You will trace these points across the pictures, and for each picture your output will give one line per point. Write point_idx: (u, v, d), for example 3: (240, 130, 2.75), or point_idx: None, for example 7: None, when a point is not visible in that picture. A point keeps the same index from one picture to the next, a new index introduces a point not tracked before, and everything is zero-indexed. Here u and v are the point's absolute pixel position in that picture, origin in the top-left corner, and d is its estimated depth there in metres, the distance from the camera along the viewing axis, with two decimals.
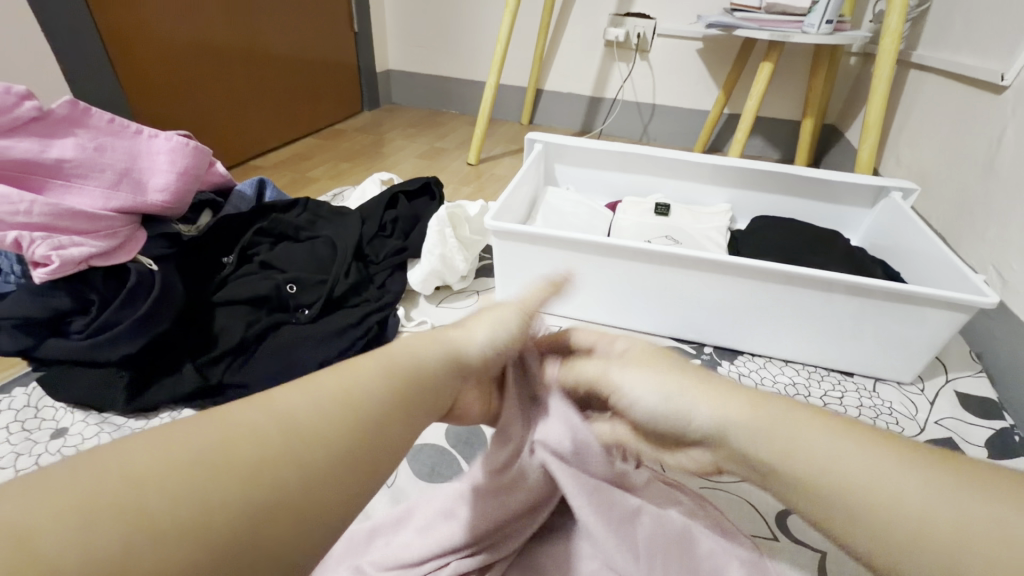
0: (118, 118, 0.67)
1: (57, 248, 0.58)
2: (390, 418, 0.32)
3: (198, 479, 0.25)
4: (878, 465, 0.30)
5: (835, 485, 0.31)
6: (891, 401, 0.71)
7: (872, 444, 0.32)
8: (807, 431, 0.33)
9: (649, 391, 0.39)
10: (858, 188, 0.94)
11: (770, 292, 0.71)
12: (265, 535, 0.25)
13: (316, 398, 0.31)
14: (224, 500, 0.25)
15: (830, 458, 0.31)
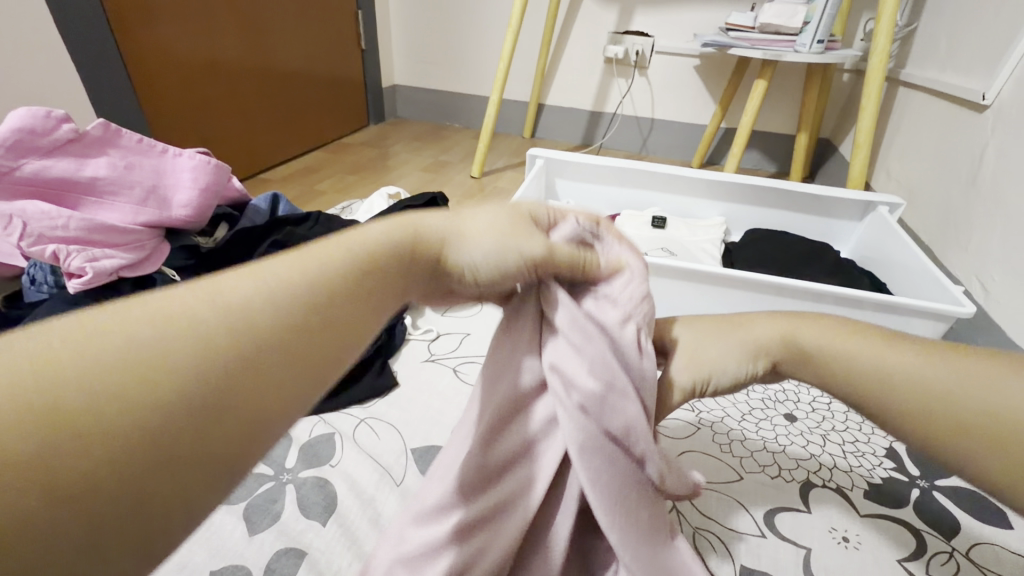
0: (146, 138, 0.71)
1: (91, 259, 0.62)
2: (351, 309, 0.29)
3: (124, 383, 0.21)
4: (908, 367, 0.41)
5: (925, 394, 0.39)
6: None
7: (898, 347, 0.42)
8: (884, 349, 0.42)
9: (727, 354, 0.45)
10: (847, 203, 0.98)
11: (762, 302, 0.74)
12: (220, 441, 0.22)
13: (260, 287, 0.26)
14: (161, 413, 0.21)
15: (933, 377, 0.39)
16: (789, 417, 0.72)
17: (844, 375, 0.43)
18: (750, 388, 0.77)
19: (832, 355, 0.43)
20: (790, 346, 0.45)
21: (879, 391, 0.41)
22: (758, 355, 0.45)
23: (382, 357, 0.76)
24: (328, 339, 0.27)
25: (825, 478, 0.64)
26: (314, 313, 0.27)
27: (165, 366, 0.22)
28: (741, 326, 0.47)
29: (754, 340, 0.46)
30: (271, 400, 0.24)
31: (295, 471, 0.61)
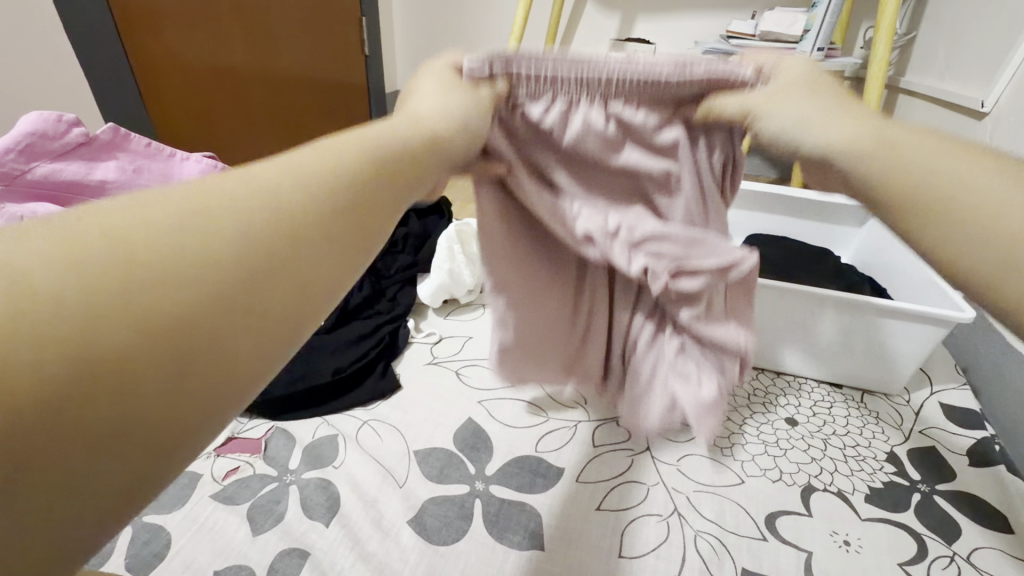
0: (155, 142, 0.65)
1: None
2: (354, 222, 0.26)
3: (134, 263, 0.19)
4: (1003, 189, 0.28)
5: (943, 197, 0.30)
6: (878, 411, 0.75)
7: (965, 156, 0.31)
8: (924, 146, 0.31)
9: (817, 123, 0.33)
10: (848, 208, 0.99)
11: (765, 307, 0.74)
12: (217, 344, 0.20)
13: (273, 181, 0.25)
14: (122, 340, 0.18)
15: (946, 175, 0.30)
16: (790, 421, 0.72)
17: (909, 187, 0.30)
18: (751, 392, 0.77)
19: (904, 156, 0.31)
20: (883, 144, 0.31)
21: (938, 206, 0.30)
22: (848, 139, 0.32)
23: (385, 359, 0.76)
24: (317, 269, 0.24)
25: (826, 481, 0.64)
26: (299, 237, 0.24)
27: (135, 279, 0.19)
28: (838, 108, 0.34)
29: (852, 129, 0.32)
30: (255, 334, 0.21)
31: (298, 472, 0.61)
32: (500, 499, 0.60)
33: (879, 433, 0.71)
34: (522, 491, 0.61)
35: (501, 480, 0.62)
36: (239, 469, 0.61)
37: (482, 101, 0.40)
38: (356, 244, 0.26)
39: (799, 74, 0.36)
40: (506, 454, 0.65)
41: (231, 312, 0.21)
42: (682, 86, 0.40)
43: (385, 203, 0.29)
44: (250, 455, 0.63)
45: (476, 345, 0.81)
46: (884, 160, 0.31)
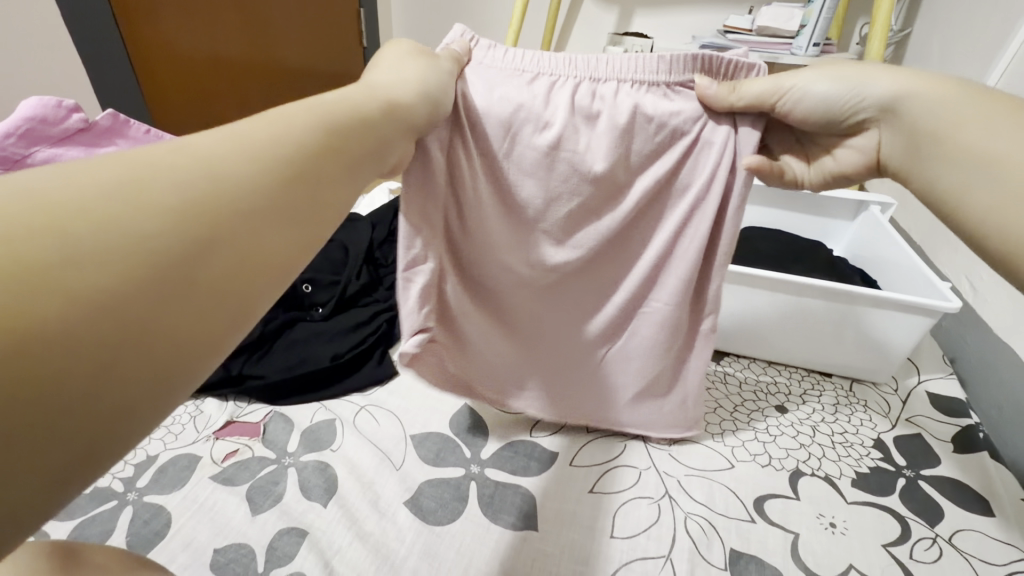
0: (154, 129, 0.61)
1: None
2: (312, 193, 0.28)
3: (115, 230, 0.20)
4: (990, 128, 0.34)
5: (974, 152, 0.34)
6: (866, 400, 0.76)
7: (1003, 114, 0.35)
8: (967, 108, 0.36)
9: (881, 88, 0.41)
10: (840, 202, 1.00)
11: (756, 296, 0.76)
12: (193, 307, 0.21)
13: (230, 147, 0.25)
14: (113, 296, 0.19)
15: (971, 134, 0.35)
16: (780, 408, 0.74)
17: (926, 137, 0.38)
18: (742, 380, 0.79)
19: (955, 120, 0.36)
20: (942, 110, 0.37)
21: (966, 155, 0.35)
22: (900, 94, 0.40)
23: (382, 346, 0.77)
24: (278, 240, 0.25)
25: (814, 466, 0.65)
26: (262, 206, 0.25)
27: (110, 253, 0.19)
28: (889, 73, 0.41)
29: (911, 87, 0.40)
30: (230, 299, 0.23)
31: (296, 454, 0.62)
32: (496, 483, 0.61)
33: (867, 421, 0.72)
34: (516, 474, 0.62)
35: (497, 464, 0.63)
36: (238, 452, 0.62)
37: (440, 68, 0.43)
38: (306, 221, 0.27)
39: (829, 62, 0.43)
40: (502, 440, 0.66)
41: (210, 278, 0.22)
42: (660, 72, 0.45)
43: (340, 172, 0.30)
44: (249, 438, 0.64)
45: None
46: (929, 135, 0.37)
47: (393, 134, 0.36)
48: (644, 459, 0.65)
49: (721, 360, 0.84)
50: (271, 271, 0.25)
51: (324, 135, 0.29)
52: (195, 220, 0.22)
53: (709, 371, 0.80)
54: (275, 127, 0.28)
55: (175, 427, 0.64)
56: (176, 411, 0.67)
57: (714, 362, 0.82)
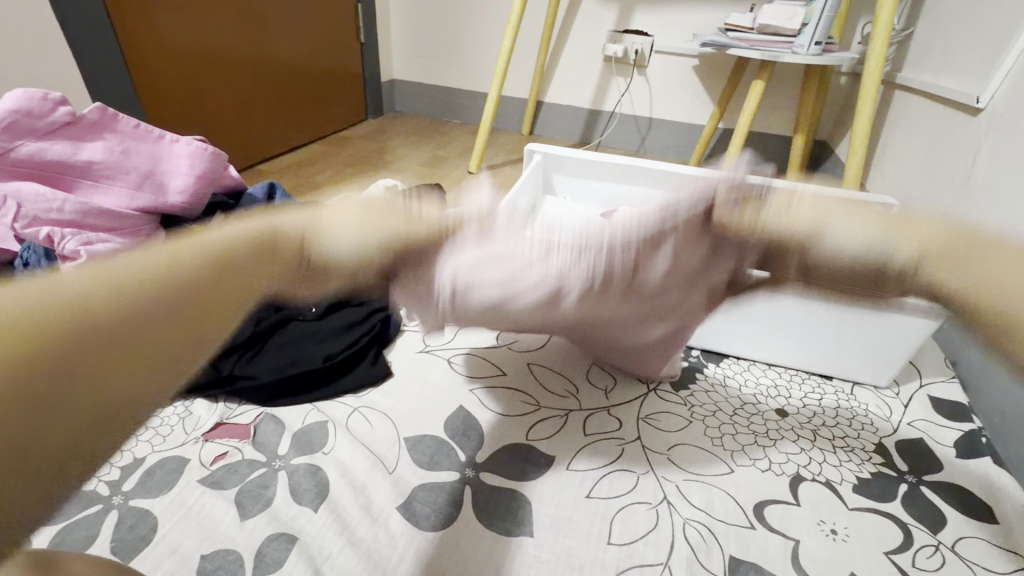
0: (143, 124, 0.70)
1: (85, 243, 0.60)
2: (228, 291, 0.35)
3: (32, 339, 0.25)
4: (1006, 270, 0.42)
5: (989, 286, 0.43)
6: (867, 403, 0.75)
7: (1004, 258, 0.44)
8: (953, 247, 0.47)
9: (837, 229, 0.55)
10: (842, 202, 0.99)
11: (755, 297, 0.75)
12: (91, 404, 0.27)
13: (164, 255, 0.32)
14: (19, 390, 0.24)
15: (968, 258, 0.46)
16: (780, 412, 0.73)
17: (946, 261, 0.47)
18: (742, 383, 0.77)
19: (965, 255, 0.46)
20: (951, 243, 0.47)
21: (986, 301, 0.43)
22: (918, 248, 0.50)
23: (376, 346, 0.76)
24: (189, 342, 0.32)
25: (814, 471, 0.64)
26: (179, 300, 0.31)
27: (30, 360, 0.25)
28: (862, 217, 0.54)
29: (873, 229, 0.53)
30: (130, 396, 0.29)
31: (287, 458, 0.61)
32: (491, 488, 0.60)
33: (868, 426, 0.71)
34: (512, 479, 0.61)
35: (493, 469, 0.62)
36: (228, 454, 0.61)
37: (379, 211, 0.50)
38: (216, 313, 0.34)
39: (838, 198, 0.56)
40: (498, 443, 0.65)
41: (112, 382, 0.28)
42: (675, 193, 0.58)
43: (258, 271, 0.37)
44: (239, 440, 0.62)
45: (469, 334, 0.82)
46: (956, 259, 0.47)
47: (323, 238, 0.44)
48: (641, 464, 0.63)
49: (720, 362, 0.82)
50: (173, 363, 0.31)
51: (249, 240, 0.38)
52: (106, 322, 0.28)
53: (708, 374, 0.79)
54: (208, 241, 0.35)
55: (163, 429, 0.63)
56: (164, 411, 0.65)
57: (713, 364, 0.81)
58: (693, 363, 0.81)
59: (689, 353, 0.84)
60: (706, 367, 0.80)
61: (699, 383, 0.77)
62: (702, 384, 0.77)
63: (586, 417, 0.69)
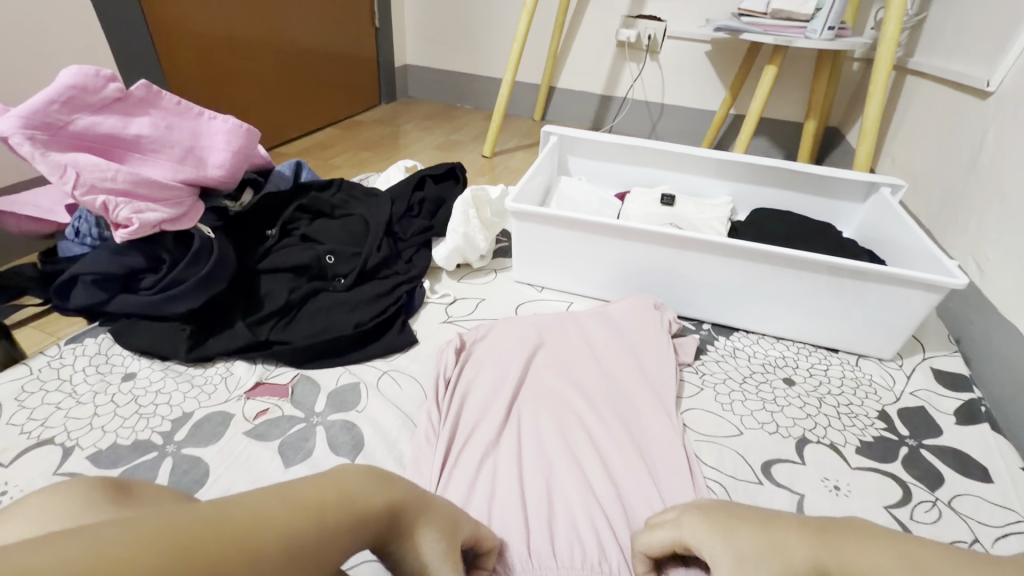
0: (184, 101, 0.74)
1: (137, 211, 0.64)
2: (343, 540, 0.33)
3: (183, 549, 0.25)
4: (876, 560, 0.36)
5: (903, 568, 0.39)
6: (871, 374, 0.78)
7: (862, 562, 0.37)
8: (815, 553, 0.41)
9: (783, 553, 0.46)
10: (851, 184, 1.01)
11: (762, 271, 0.79)
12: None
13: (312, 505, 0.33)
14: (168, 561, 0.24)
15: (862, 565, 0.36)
16: (788, 381, 0.76)
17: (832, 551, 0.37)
18: (752, 354, 0.81)
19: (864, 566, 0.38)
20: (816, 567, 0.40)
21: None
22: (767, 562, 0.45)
23: (402, 316, 0.80)
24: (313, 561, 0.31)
25: (820, 435, 0.68)
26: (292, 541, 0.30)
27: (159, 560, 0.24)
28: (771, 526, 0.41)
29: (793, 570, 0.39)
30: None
31: (324, 414, 0.65)
32: (545, 471, 0.61)
33: (872, 394, 0.74)
34: (561, 461, 0.62)
35: (540, 451, 0.63)
36: (268, 411, 0.65)
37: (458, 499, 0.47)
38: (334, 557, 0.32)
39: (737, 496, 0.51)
40: (535, 420, 0.66)
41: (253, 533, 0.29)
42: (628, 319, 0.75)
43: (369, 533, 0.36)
44: (279, 398, 0.67)
45: (488, 307, 0.87)
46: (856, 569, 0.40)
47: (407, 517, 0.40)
48: (669, 437, 0.65)
49: (730, 335, 0.86)
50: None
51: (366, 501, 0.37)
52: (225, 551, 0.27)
53: (718, 345, 0.83)
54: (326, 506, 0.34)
55: (207, 387, 0.67)
56: (208, 371, 0.70)
57: (723, 337, 0.85)
58: (704, 336, 0.85)
59: (700, 327, 0.87)
60: (717, 340, 0.84)
61: (710, 354, 0.81)
62: (713, 355, 0.80)
63: (613, 395, 0.70)
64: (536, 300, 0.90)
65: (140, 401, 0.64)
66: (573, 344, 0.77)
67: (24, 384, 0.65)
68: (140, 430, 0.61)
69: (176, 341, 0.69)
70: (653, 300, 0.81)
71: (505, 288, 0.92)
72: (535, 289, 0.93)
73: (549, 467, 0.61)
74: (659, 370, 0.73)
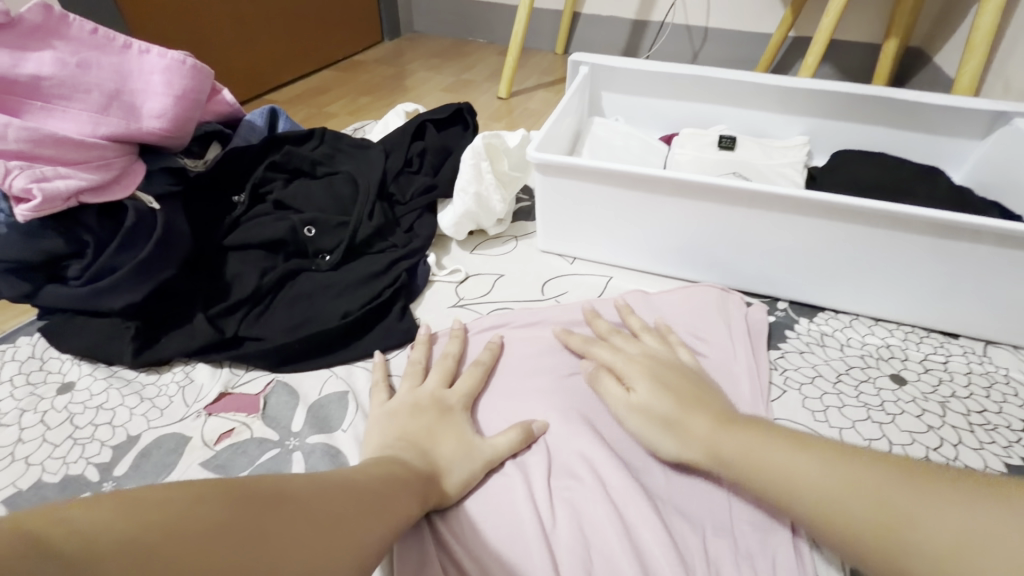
0: (102, 29, 0.57)
1: (39, 180, 0.49)
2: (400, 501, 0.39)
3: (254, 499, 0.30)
4: (809, 465, 0.37)
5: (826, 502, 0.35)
6: (1006, 368, 0.60)
7: (812, 453, 0.38)
8: (762, 445, 0.40)
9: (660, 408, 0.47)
10: (968, 115, 0.79)
11: (863, 235, 0.61)
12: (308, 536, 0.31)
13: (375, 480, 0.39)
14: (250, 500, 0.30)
15: (790, 463, 0.38)
16: (897, 379, 0.59)
17: (782, 458, 0.38)
18: (845, 343, 0.63)
19: (786, 468, 0.38)
20: (744, 464, 0.40)
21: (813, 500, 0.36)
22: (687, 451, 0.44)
23: (402, 300, 0.64)
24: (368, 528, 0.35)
25: (948, 456, 0.52)
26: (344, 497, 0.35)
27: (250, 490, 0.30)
28: (695, 407, 0.45)
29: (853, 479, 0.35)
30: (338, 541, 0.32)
31: (302, 436, 0.52)
32: (580, 512, 0.46)
33: (1012, 397, 0.57)
34: (601, 508, 0.46)
35: (573, 479, 0.49)
36: (235, 432, 0.52)
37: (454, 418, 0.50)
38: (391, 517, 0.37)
39: (657, 368, 0.49)
40: (567, 435, 0.52)
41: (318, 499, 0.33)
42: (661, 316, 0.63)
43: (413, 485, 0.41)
44: (247, 415, 0.53)
45: (509, 286, 0.71)
46: (779, 484, 0.38)
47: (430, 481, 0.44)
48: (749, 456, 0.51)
49: (815, 317, 0.68)
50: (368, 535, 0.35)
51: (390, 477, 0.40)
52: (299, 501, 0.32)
53: (801, 331, 0.65)
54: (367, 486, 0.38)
55: (160, 400, 0.54)
56: (163, 379, 0.56)
57: (806, 319, 0.67)
58: (782, 318, 0.67)
59: (775, 307, 0.69)
60: (798, 323, 0.66)
61: (792, 342, 0.63)
62: (795, 344, 0.63)
63: None
64: (567, 276, 0.73)
65: (76, 422, 0.52)
66: (592, 315, 0.60)
67: None
68: (71, 462, 0.49)
69: (120, 341, 0.56)
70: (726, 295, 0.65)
71: (528, 261, 0.75)
72: (565, 260, 0.76)
73: (583, 506, 0.47)
74: (737, 371, 0.57)
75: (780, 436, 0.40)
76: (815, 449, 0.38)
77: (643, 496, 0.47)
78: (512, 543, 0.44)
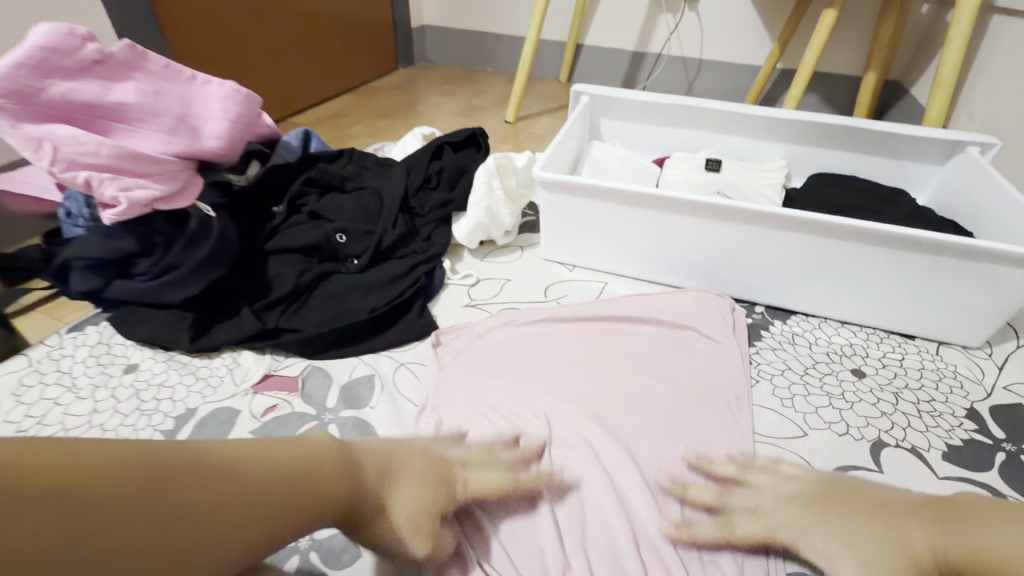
0: (173, 63, 0.67)
1: (124, 189, 0.59)
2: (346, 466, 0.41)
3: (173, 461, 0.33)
4: (1011, 533, 0.37)
5: None
6: (955, 365, 0.68)
7: (1004, 522, 0.39)
8: (973, 523, 0.40)
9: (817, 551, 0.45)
10: (929, 143, 0.88)
11: (827, 247, 0.69)
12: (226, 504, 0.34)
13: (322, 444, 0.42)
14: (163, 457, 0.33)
15: (997, 540, 0.38)
16: (857, 372, 0.67)
17: (958, 539, 0.40)
18: (814, 342, 0.72)
19: (997, 544, 0.38)
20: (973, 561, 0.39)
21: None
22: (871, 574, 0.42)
23: (420, 299, 0.73)
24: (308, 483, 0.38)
25: (898, 437, 0.59)
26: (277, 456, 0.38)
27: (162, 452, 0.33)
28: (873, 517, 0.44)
29: None
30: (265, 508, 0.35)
31: (336, 411, 0.60)
32: (574, 476, 0.54)
33: (958, 389, 0.65)
34: (592, 471, 0.54)
35: (570, 449, 0.56)
36: (277, 407, 0.60)
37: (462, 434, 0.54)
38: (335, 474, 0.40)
39: (781, 492, 0.48)
40: (566, 414, 0.59)
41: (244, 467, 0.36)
42: (654, 313, 0.71)
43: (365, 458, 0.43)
44: (288, 393, 0.61)
45: (515, 289, 0.79)
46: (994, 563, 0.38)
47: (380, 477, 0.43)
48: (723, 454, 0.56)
49: (788, 319, 0.76)
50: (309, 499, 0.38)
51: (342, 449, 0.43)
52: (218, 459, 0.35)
53: (775, 331, 0.74)
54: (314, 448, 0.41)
55: (212, 379, 0.62)
56: (214, 362, 0.65)
57: (779, 321, 0.75)
58: (758, 320, 0.75)
59: (753, 310, 0.78)
60: (772, 325, 0.75)
61: (766, 340, 0.72)
62: (769, 342, 0.71)
63: (656, 394, 0.62)
64: (567, 281, 0.82)
65: (142, 396, 0.60)
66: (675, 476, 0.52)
67: (22, 378, 0.62)
68: (140, 429, 0.57)
69: (178, 329, 0.64)
70: (717, 299, 0.73)
71: (533, 268, 0.84)
72: (566, 268, 0.85)
73: (577, 472, 0.54)
74: (721, 363, 0.66)
75: (989, 518, 0.40)
76: (995, 516, 0.40)
77: (629, 461, 0.55)
78: (513, 509, 0.51)
